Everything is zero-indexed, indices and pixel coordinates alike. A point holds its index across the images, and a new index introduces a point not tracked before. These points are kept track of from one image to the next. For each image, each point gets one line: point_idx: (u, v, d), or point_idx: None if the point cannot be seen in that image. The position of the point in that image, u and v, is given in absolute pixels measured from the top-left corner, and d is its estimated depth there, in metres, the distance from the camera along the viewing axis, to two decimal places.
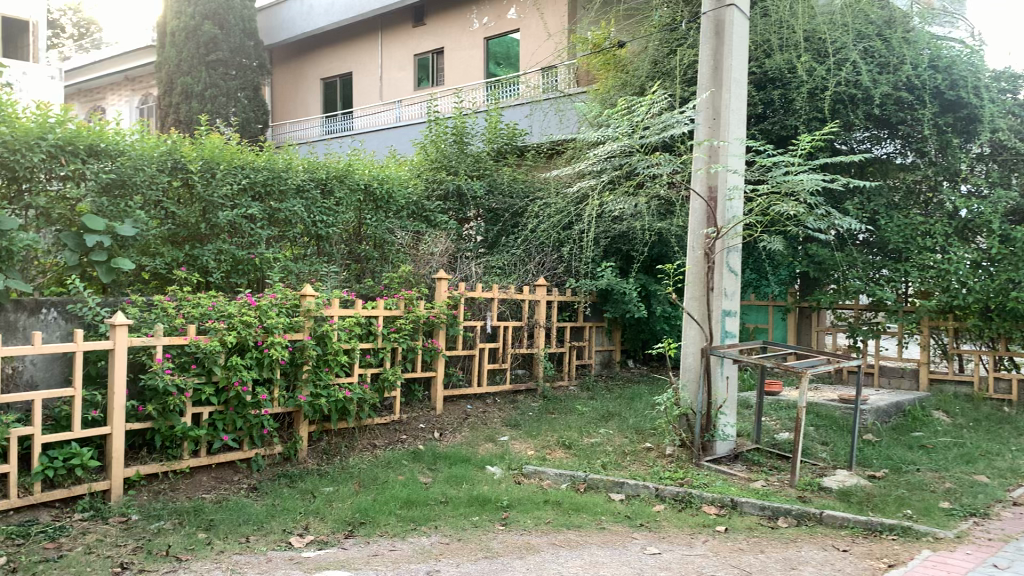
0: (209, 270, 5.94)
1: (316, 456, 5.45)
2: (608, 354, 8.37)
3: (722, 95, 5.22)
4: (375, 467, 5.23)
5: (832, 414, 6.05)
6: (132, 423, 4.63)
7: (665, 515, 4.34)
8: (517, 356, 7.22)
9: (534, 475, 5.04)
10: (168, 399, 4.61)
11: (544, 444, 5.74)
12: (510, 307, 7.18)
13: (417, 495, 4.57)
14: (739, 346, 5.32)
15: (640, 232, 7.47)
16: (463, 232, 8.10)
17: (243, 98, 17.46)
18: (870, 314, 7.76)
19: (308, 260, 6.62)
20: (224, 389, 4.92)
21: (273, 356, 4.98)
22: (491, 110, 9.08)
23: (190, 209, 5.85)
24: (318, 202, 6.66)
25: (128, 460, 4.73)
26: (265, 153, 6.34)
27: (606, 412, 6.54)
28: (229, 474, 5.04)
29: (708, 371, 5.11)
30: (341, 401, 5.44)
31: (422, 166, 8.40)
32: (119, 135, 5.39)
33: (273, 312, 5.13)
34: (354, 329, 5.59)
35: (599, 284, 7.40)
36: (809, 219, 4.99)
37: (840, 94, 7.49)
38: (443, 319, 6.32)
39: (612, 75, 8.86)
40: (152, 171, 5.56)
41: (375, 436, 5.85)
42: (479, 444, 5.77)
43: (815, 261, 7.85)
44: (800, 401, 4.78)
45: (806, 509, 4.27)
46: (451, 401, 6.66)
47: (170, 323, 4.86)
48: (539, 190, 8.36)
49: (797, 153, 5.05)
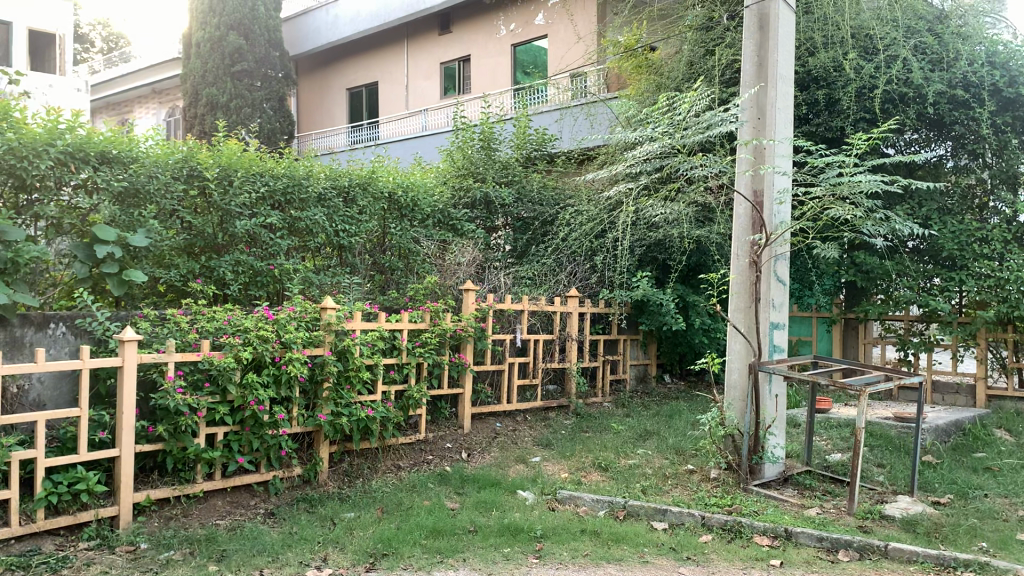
0: (226, 282, 5.69)
1: (338, 478, 5.15)
2: (643, 368, 8.00)
3: (769, 92, 4.87)
4: (399, 491, 4.92)
5: (888, 434, 5.65)
6: (142, 445, 4.36)
7: (714, 547, 3.98)
8: (548, 371, 6.89)
9: (569, 501, 4.69)
10: (179, 419, 4.34)
11: (579, 465, 5.40)
12: (541, 320, 6.85)
13: (443, 522, 4.25)
14: (788, 361, 4.96)
15: (678, 240, 7.12)
16: (491, 241, 7.83)
17: (268, 109, 17.36)
18: (922, 324, 7.31)
19: (330, 271, 6.36)
20: (240, 408, 4.65)
21: (291, 373, 4.72)
22: (520, 115, 8.77)
23: (206, 218, 5.60)
24: (340, 211, 6.40)
25: (138, 484, 4.46)
26: (285, 160, 6.08)
27: (643, 431, 6.19)
28: (245, 498, 4.76)
29: (756, 390, 4.76)
30: (363, 420, 5.14)
31: (448, 173, 8.13)
32: (133, 142, 5.16)
33: (292, 326, 4.86)
34: (377, 344, 5.29)
35: (634, 295, 7.02)
36: (865, 225, 4.60)
37: (891, 93, 7.11)
38: (470, 333, 6.00)
39: (645, 78, 8.54)
40: (166, 178, 5.31)
41: (400, 457, 5.54)
42: (509, 466, 5.44)
43: (863, 270, 7.42)
44: (859, 421, 4.31)
45: (869, 541, 3.88)
46: (479, 419, 6.35)
47: (183, 338, 4.60)
48: (570, 198, 8.03)
49: (852, 153, 4.67)
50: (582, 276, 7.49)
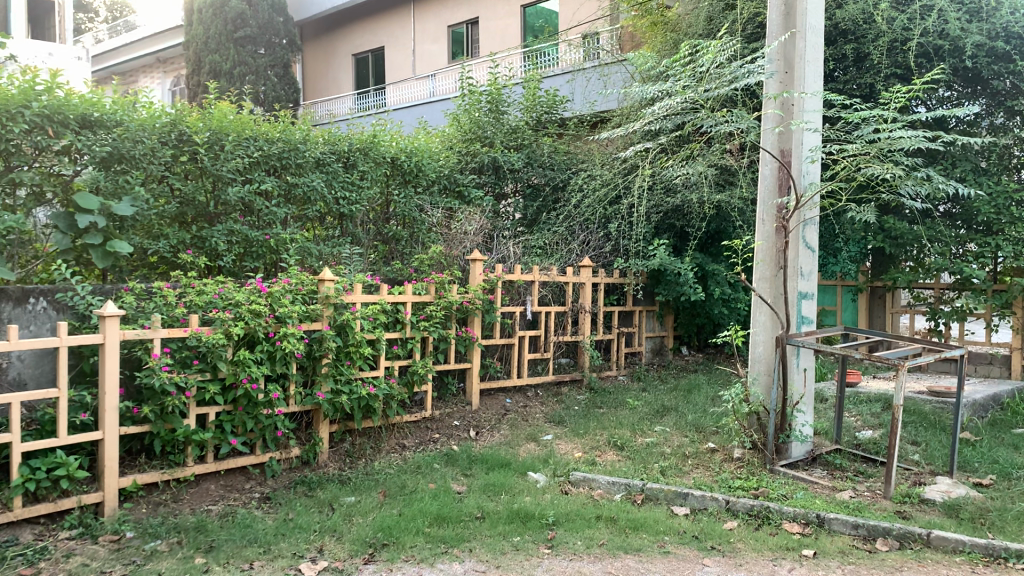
0: (220, 253, 5.39)
1: (339, 459, 4.87)
2: (659, 340, 7.68)
3: (799, 41, 4.50)
4: (403, 473, 4.64)
5: (923, 410, 5.32)
6: (128, 427, 4.09)
7: (740, 535, 3.68)
8: (560, 344, 6.58)
9: (583, 484, 4.40)
10: (165, 399, 4.07)
11: (593, 444, 5.10)
12: (552, 291, 6.53)
13: (449, 508, 3.97)
14: (817, 333, 4.63)
15: (697, 206, 6.76)
16: (500, 209, 7.51)
17: (273, 76, 16.97)
18: (953, 293, 6.96)
19: (331, 241, 6.06)
20: (232, 387, 4.38)
21: (286, 350, 4.43)
22: (530, 77, 8.38)
23: (198, 185, 5.29)
24: (340, 176, 6.07)
25: (125, 468, 4.20)
26: (280, 123, 5.73)
27: (661, 407, 5.88)
28: (240, 482, 4.50)
29: (783, 364, 4.43)
30: (364, 399, 4.85)
31: (454, 137, 7.78)
32: (118, 104, 4.83)
33: (287, 299, 4.57)
34: (378, 318, 4.99)
35: (650, 264, 6.67)
36: (904, 185, 4.20)
37: (925, 47, 6.72)
38: (478, 306, 5.68)
39: (660, 35, 8.13)
40: (153, 143, 4.99)
41: (404, 436, 5.26)
42: (520, 445, 5.14)
43: (891, 236, 7.04)
44: (897, 398, 3.96)
45: (909, 529, 3.57)
46: (488, 395, 6.05)
47: (170, 313, 4.31)
48: (583, 162, 7.69)
49: (890, 106, 4.26)
50: (595, 245, 7.13)
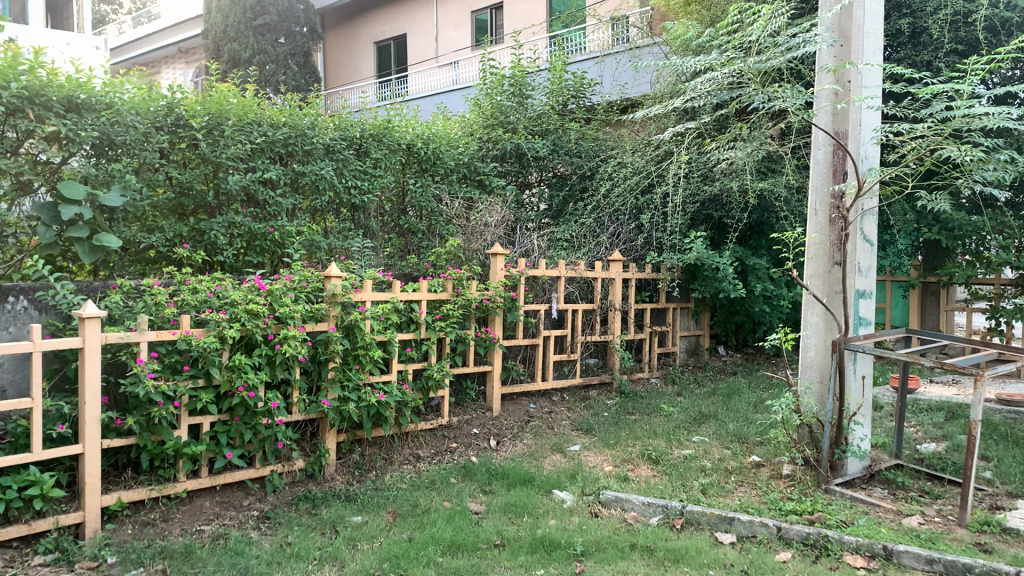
0: (219, 248, 4.99)
1: (347, 472, 4.46)
2: (694, 340, 7.20)
3: (857, 10, 3.99)
4: (417, 489, 4.23)
5: (992, 421, 4.81)
6: (111, 440, 3.70)
7: (795, 569, 3.21)
8: (588, 345, 6.12)
9: (614, 505, 3.94)
10: (152, 409, 3.68)
11: (625, 456, 4.65)
12: (580, 288, 6.07)
13: (464, 533, 3.54)
14: (877, 337, 4.15)
15: (737, 195, 6.28)
16: (524, 199, 7.10)
17: (293, 65, 16.61)
18: (1016, 289, 6.44)
19: (340, 233, 5.66)
20: (228, 394, 3.98)
21: (286, 354, 4.02)
22: (556, 58, 7.85)
23: (196, 173, 4.90)
24: (352, 164, 5.65)
25: (109, 485, 3.81)
26: (286, 107, 5.32)
27: (698, 413, 5.41)
28: (237, 498, 4.11)
29: (840, 371, 3.95)
30: (375, 407, 4.42)
31: (476, 122, 7.35)
32: (109, 86, 4.45)
33: (289, 298, 4.16)
34: (390, 317, 4.58)
35: (686, 258, 6.18)
36: (984, 170, 3.67)
37: (990, 20, 6.22)
38: (499, 303, 5.25)
39: (693, 15, 7.63)
40: (146, 128, 4.60)
41: (419, 446, 4.83)
42: (544, 456, 4.71)
43: (948, 228, 6.51)
44: (974, 413, 3.43)
45: (994, 566, 3.04)
46: (511, 400, 5.62)
47: (159, 313, 3.91)
48: (612, 149, 7.24)
49: (967, 79, 3.73)
50: (626, 237, 6.65)
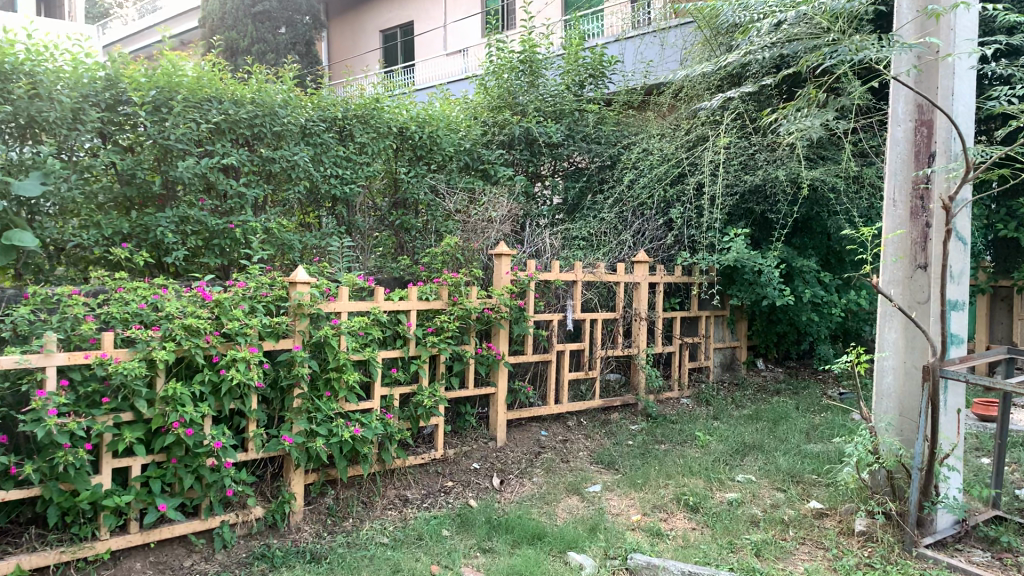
0: (170, 247, 4.20)
1: (317, 521, 3.66)
2: (729, 352, 6.35)
3: None
4: (400, 545, 3.42)
5: None
6: (6, 493, 2.90)
7: None
8: (609, 359, 5.29)
9: (647, 573, 3.08)
10: (56, 453, 2.87)
11: (655, 500, 3.83)
12: (599, 294, 5.23)
13: None
14: (975, 360, 3.29)
15: (782, 185, 5.45)
16: (535, 191, 6.32)
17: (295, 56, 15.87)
18: None
19: (319, 231, 4.90)
20: (162, 431, 3.18)
21: (234, 381, 3.22)
22: (571, 33, 7.01)
23: (140, 158, 4.11)
24: (332, 150, 4.87)
25: (10, 548, 3.01)
26: (255, 81, 4.53)
27: (740, 443, 4.58)
28: (178, 558, 3.30)
29: (935, 401, 3.09)
30: (349, 443, 3.60)
31: (481, 105, 6.54)
32: (32, 53, 3.68)
33: (241, 310, 3.36)
34: (371, 333, 3.77)
35: (723, 258, 5.34)
36: None
37: None
38: (504, 315, 4.43)
39: None
40: (76, 103, 3.82)
41: (407, 486, 4.02)
42: (558, 500, 3.90)
43: None
44: None
45: None
46: (518, 427, 4.80)
47: (75, 331, 3.11)
48: (637, 135, 6.43)
49: None
50: (652, 236, 5.82)
